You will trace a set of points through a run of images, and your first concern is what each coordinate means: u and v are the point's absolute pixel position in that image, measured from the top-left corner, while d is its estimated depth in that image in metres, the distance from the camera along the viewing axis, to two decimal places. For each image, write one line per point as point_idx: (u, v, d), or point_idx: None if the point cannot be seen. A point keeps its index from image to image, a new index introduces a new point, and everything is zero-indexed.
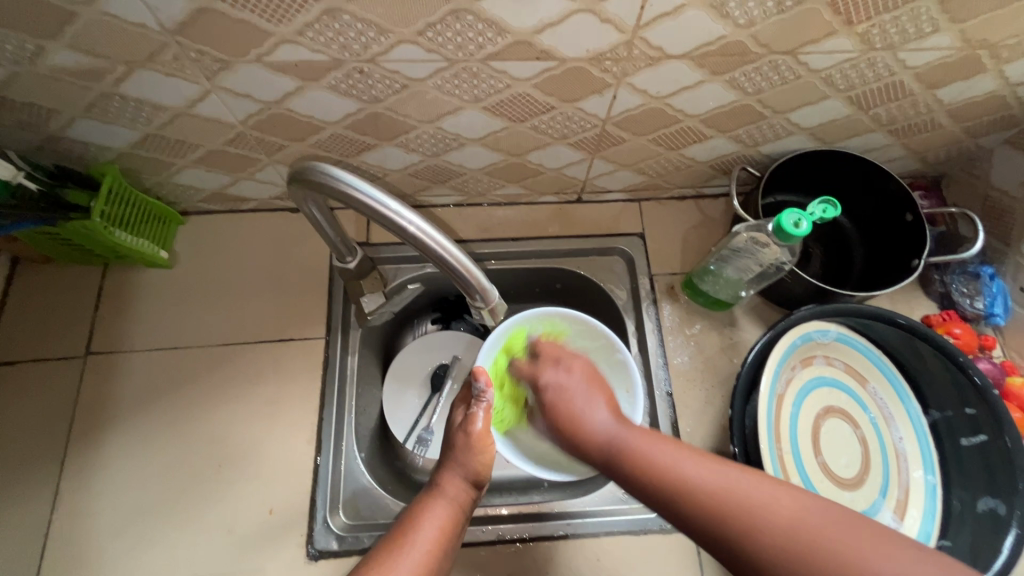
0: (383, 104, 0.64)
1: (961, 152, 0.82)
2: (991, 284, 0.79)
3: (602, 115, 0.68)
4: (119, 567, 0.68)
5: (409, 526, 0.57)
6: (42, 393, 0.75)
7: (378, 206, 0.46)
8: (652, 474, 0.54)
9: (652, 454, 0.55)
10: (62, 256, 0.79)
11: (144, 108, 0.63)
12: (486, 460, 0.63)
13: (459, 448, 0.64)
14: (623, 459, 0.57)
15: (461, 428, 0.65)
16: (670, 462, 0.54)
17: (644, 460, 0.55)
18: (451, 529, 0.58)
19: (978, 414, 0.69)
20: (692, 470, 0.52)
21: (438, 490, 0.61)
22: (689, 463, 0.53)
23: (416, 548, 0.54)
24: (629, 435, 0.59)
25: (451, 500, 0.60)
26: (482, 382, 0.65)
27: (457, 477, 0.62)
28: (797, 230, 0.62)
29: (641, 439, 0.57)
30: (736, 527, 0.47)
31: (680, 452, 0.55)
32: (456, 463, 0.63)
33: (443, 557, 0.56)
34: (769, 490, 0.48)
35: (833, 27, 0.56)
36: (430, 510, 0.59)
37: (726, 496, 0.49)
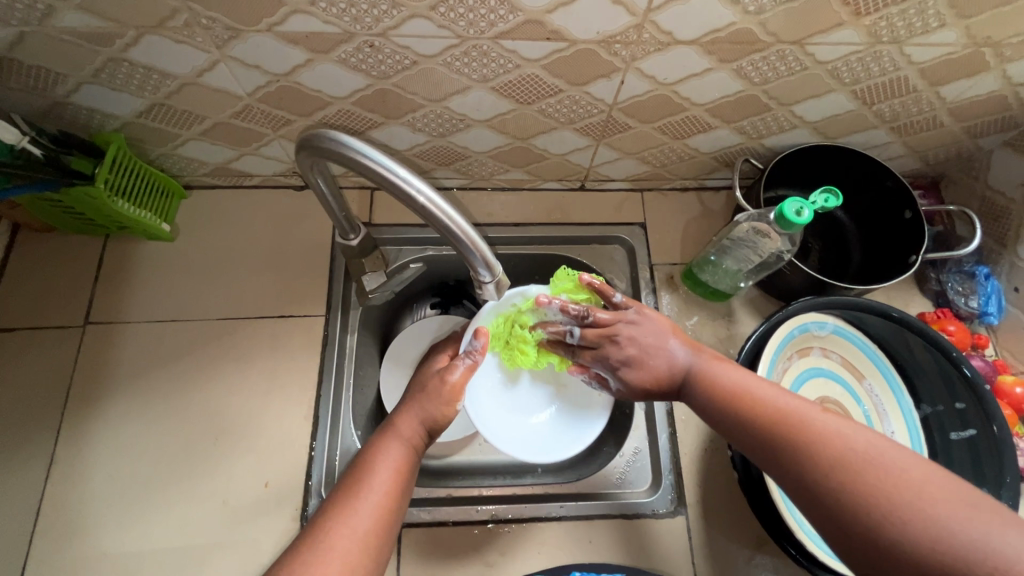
0: (391, 80, 0.64)
1: (961, 153, 0.83)
2: (986, 284, 0.80)
3: (609, 100, 0.68)
4: (113, 534, 0.68)
5: (362, 472, 0.54)
6: (39, 360, 0.75)
7: (387, 173, 0.46)
8: (723, 391, 0.55)
9: (725, 376, 0.56)
10: (62, 224, 0.79)
11: (153, 75, 0.63)
12: (448, 411, 0.62)
13: (425, 393, 0.63)
14: (695, 383, 0.58)
15: (437, 374, 0.64)
16: (741, 382, 0.55)
17: (712, 380, 0.57)
18: (407, 470, 0.56)
19: (967, 408, 0.70)
20: (761, 387, 0.54)
21: (391, 430, 0.59)
22: (762, 385, 0.54)
23: (372, 498, 0.52)
24: (699, 360, 0.59)
25: (404, 441, 0.58)
26: (479, 343, 0.66)
27: (413, 419, 0.60)
28: (799, 219, 0.63)
29: (712, 362, 0.59)
30: (800, 438, 0.48)
31: (750, 376, 0.56)
32: (412, 405, 0.61)
33: (400, 502, 0.54)
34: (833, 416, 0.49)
35: (841, 18, 0.57)
36: (383, 452, 0.56)
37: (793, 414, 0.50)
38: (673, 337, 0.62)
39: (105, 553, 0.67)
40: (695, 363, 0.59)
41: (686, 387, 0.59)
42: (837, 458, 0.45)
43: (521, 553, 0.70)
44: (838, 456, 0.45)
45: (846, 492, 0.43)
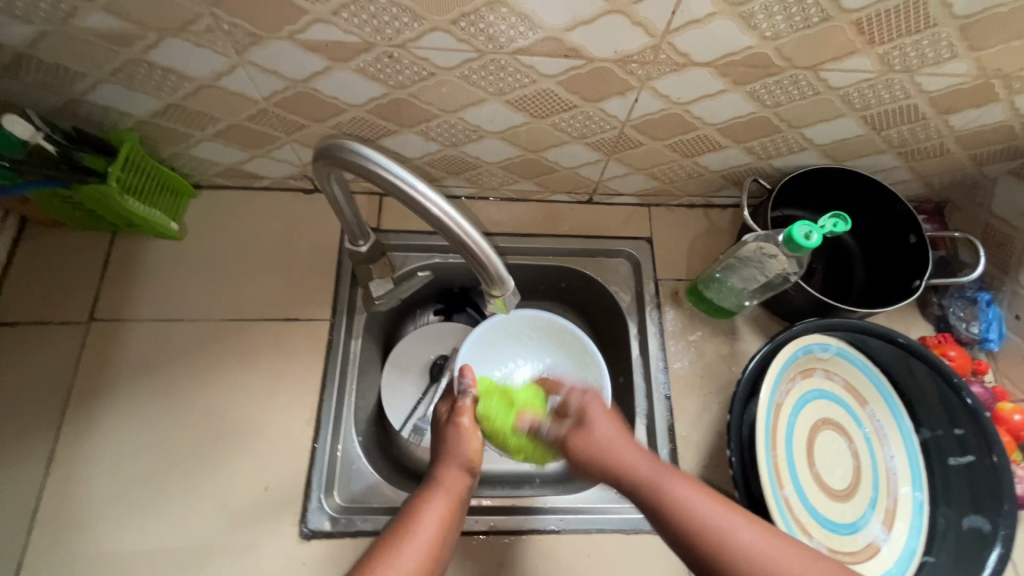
0: (407, 90, 0.64)
1: (965, 180, 0.84)
2: (987, 310, 0.81)
3: (622, 117, 0.68)
4: (111, 534, 0.68)
5: (410, 520, 0.58)
6: (43, 355, 0.75)
7: (404, 185, 0.47)
8: (694, 526, 0.53)
9: (700, 506, 0.54)
10: (70, 220, 0.79)
11: (170, 76, 0.63)
12: (476, 447, 0.65)
13: (450, 440, 0.65)
14: (662, 505, 0.55)
15: (450, 420, 0.67)
16: (713, 513, 0.54)
17: (674, 504, 0.55)
18: (451, 520, 0.59)
19: (966, 434, 0.70)
20: (734, 525, 0.53)
21: (436, 482, 0.62)
22: (732, 519, 0.53)
23: (418, 544, 0.55)
24: (665, 478, 0.57)
25: (449, 491, 0.61)
26: (468, 379, 0.71)
27: (454, 469, 0.63)
28: (808, 242, 0.63)
29: (675, 480, 0.56)
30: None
31: (719, 503, 0.54)
32: (450, 454, 0.64)
33: (444, 548, 0.57)
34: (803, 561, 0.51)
35: (855, 46, 0.58)
36: (429, 502, 0.59)
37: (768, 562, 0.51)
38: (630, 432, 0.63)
39: (102, 553, 0.67)
40: (663, 479, 0.57)
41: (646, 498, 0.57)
42: None
43: (519, 566, 0.70)
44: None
45: None
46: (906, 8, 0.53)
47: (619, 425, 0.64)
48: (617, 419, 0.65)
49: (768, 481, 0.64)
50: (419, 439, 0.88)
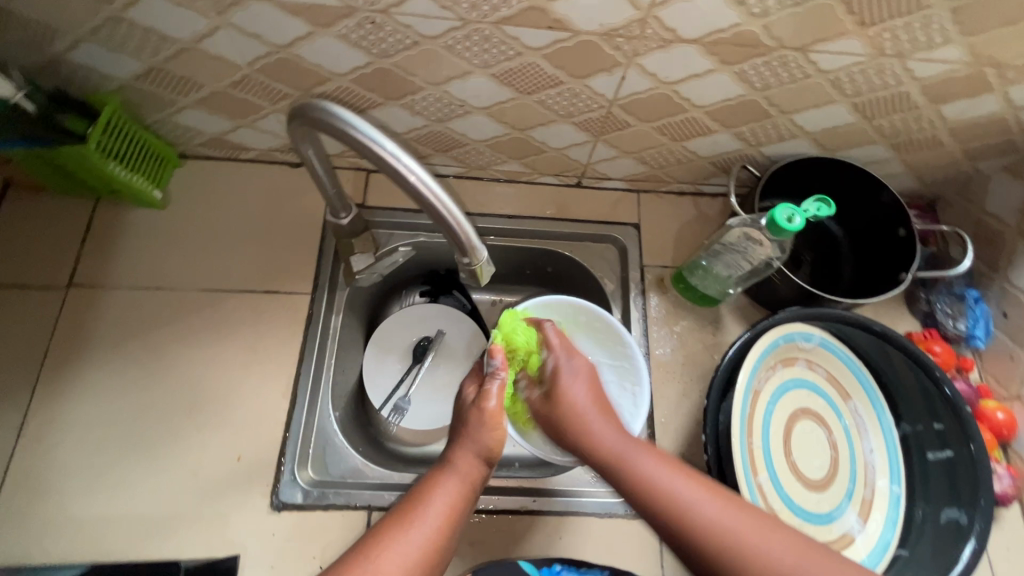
0: (391, 59, 0.63)
1: (958, 175, 0.83)
2: (975, 307, 0.80)
3: (609, 95, 0.68)
4: (80, 498, 0.68)
5: (421, 499, 0.58)
6: (20, 318, 0.75)
7: (374, 146, 0.46)
8: (657, 494, 0.58)
9: (660, 479, 0.59)
10: (52, 184, 0.78)
11: (151, 37, 0.62)
12: (498, 437, 0.63)
13: (472, 424, 0.64)
14: (626, 474, 0.60)
15: (475, 405, 0.65)
16: (671, 484, 0.58)
17: (642, 472, 0.60)
18: (461, 505, 0.59)
19: (946, 429, 0.70)
20: (689, 493, 0.57)
21: (450, 466, 0.61)
22: (688, 487, 0.57)
23: (427, 522, 0.55)
24: (632, 452, 0.62)
25: (462, 477, 0.60)
26: (497, 361, 0.67)
27: (469, 453, 0.62)
28: (790, 225, 0.62)
29: (640, 454, 0.61)
30: (728, 555, 0.53)
31: (677, 473, 0.59)
32: (469, 439, 0.63)
33: (455, 531, 0.57)
34: (755, 524, 0.55)
35: (846, 27, 0.57)
36: (441, 486, 0.59)
37: (729, 535, 0.54)
38: (600, 404, 0.68)
39: (71, 516, 0.67)
40: (629, 454, 0.61)
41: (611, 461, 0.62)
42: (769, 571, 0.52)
43: (490, 544, 0.70)
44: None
45: None
46: None
47: (591, 390, 0.69)
48: (596, 383, 0.70)
49: (741, 467, 0.63)
50: (399, 418, 0.87)
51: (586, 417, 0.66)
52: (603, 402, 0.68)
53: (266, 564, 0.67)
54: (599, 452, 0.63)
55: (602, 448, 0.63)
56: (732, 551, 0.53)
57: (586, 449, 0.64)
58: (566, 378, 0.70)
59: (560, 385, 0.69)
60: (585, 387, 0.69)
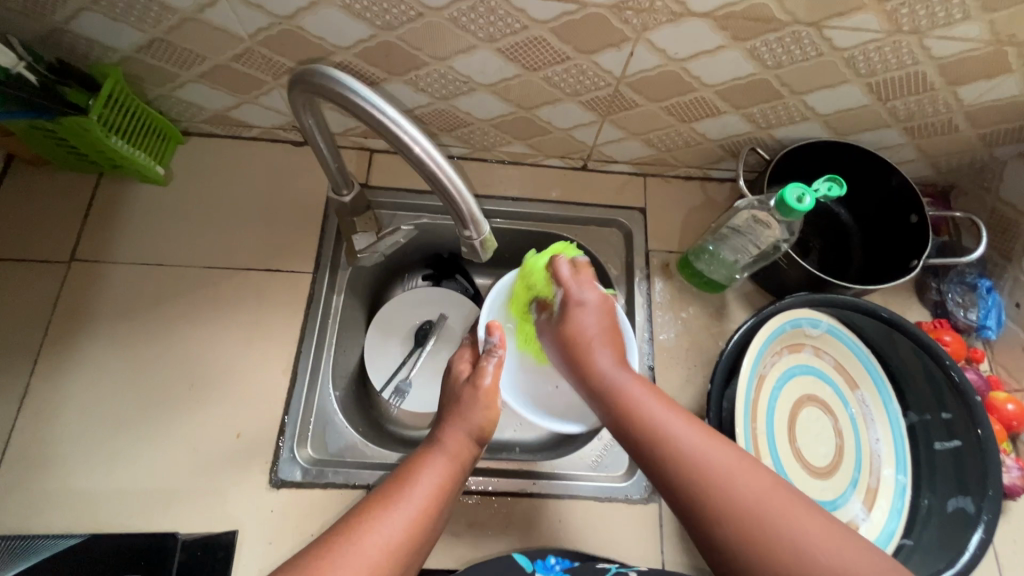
0: (396, 32, 0.62)
1: (973, 162, 0.81)
2: (987, 297, 0.79)
3: (617, 72, 0.66)
4: (80, 471, 0.68)
5: (409, 475, 0.57)
6: (22, 291, 0.74)
7: (376, 112, 0.45)
8: (640, 420, 0.57)
9: (645, 407, 0.58)
10: (55, 158, 0.78)
11: (154, 6, 0.62)
12: (491, 417, 0.64)
13: (465, 401, 0.64)
14: (616, 406, 0.60)
15: (470, 382, 0.66)
16: (657, 417, 0.57)
17: (630, 401, 0.59)
18: (450, 484, 0.58)
19: (954, 418, 0.69)
20: (674, 427, 0.55)
21: (439, 445, 0.61)
22: (674, 422, 0.56)
23: (414, 501, 0.54)
24: (625, 384, 0.61)
25: (451, 457, 0.60)
26: (495, 338, 0.68)
27: (460, 433, 0.62)
28: (800, 205, 0.61)
29: (631, 385, 0.61)
30: (705, 490, 0.50)
31: (669, 409, 0.58)
32: (460, 417, 0.63)
33: (441, 512, 0.56)
34: (741, 463, 0.52)
35: (862, 1, 0.55)
36: (430, 464, 0.59)
37: (703, 463, 0.52)
38: (607, 341, 0.66)
39: (71, 488, 0.67)
40: (620, 387, 0.61)
41: (603, 391, 0.62)
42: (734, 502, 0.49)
43: (488, 526, 0.69)
44: (740, 515, 0.48)
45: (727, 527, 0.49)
46: None
47: (600, 325, 0.68)
48: (607, 314, 0.69)
49: (745, 452, 0.62)
50: (400, 400, 0.86)
51: (592, 346, 0.66)
52: (615, 341, 0.67)
53: (264, 541, 0.67)
54: (596, 384, 0.63)
55: (598, 379, 0.63)
56: (710, 488, 0.50)
57: (585, 381, 0.65)
58: (572, 308, 0.69)
59: (565, 317, 0.69)
60: (593, 313, 0.68)
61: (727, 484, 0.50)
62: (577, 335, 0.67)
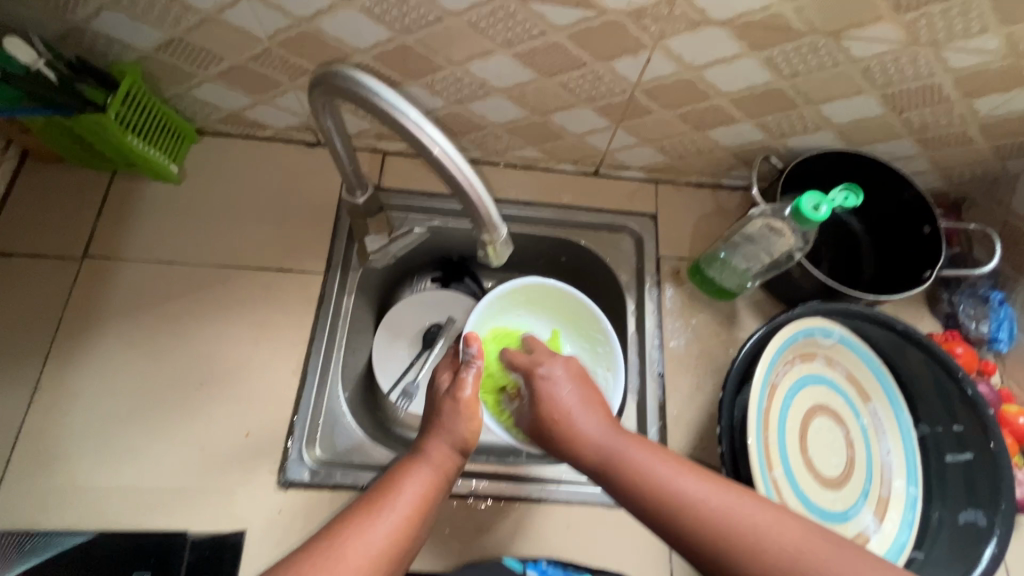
0: (414, 36, 0.63)
1: (985, 174, 0.80)
2: (998, 310, 0.78)
3: (633, 79, 0.67)
4: (88, 467, 0.68)
5: (392, 484, 0.56)
6: (35, 286, 0.75)
7: (396, 113, 0.45)
8: (651, 490, 0.52)
9: (652, 470, 0.53)
10: (70, 155, 0.78)
11: (175, 6, 0.62)
12: (474, 428, 0.62)
13: (445, 414, 0.62)
14: (619, 472, 0.54)
15: (449, 395, 0.63)
16: (669, 477, 0.52)
17: (634, 469, 0.53)
18: (433, 495, 0.57)
19: (966, 431, 0.69)
20: (692, 487, 0.51)
21: (423, 456, 0.59)
22: (689, 481, 0.52)
23: (398, 508, 0.54)
24: (623, 446, 0.55)
25: (436, 467, 0.59)
26: (473, 349, 0.66)
27: (441, 444, 0.60)
28: (816, 215, 0.62)
29: (630, 448, 0.55)
30: (740, 553, 0.47)
31: (675, 466, 0.53)
32: (442, 431, 0.61)
33: (424, 520, 0.55)
34: (768, 515, 0.49)
35: (881, 12, 0.55)
36: (411, 475, 0.57)
37: (733, 523, 0.49)
38: (589, 404, 0.59)
39: (79, 484, 0.67)
40: (619, 449, 0.55)
41: (597, 459, 0.56)
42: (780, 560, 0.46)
43: (496, 531, 0.69)
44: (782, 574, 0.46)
45: None
46: None
47: (578, 391, 0.61)
48: (583, 381, 0.63)
49: (757, 461, 0.62)
50: (407, 403, 0.85)
51: (574, 417, 0.58)
52: (598, 400, 0.60)
53: (272, 541, 0.66)
54: (587, 453, 0.56)
55: (590, 446, 0.56)
56: (747, 550, 0.47)
57: (574, 451, 0.57)
58: (539, 384, 0.62)
59: (537, 392, 0.61)
60: (568, 385, 0.61)
61: (766, 544, 0.47)
62: (557, 407, 0.59)
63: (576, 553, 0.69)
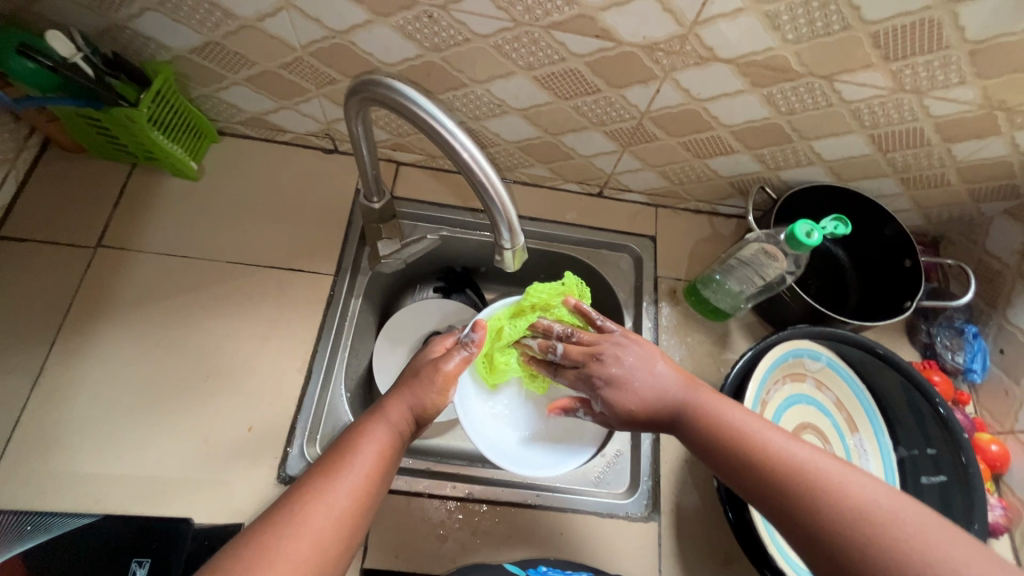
0: (441, 54, 0.67)
1: (961, 215, 0.86)
2: (973, 342, 0.82)
3: (642, 107, 0.71)
4: (86, 453, 0.68)
5: (348, 446, 0.53)
6: (46, 272, 0.76)
7: (435, 124, 0.49)
8: (723, 432, 0.54)
9: (723, 415, 0.55)
10: (93, 147, 0.80)
11: (216, 12, 0.66)
12: (439, 400, 0.60)
13: (420, 378, 0.61)
14: (691, 417, 0.57)
15: (433, 362, 0.62)
16: (741, 424, 0.54)
17: (711, 416, 0.56)
18: (390, 457, 0.55)
19: (939, 453, 0.73)
20: (779, 441, 0.51)
21: (380, 413, 0.57)
22: (779, 437, 0.52)
23: (357, 469, 0.51)
24: (694, 395, 0.58)
25: (392, 426, 0.57)
26: (477, 334, 0.64)
27: (403, 404, 0.59)
28: (809, 240, 0.67)
29: (705, 397, 0.57)
30: (814, 502, 0.46)
31: (751, 416, 0.55)
32: (408, 393, 0.59)
33: (383, 481, 0.53)
34: (840, 467, 0.48)
35: (871, 60, 0.61)
36: (369, 434, 0.55)
37: (798, 467, 0.48)
38: (653, 356, 0.61)
39: (76, 471, 0.67)
40: (691, 397, 0.58)
41: (678, 421, 0.58)
42: (855, 511, 0.44)
43: (491, 536, 0.70)
44: (856, 520, 0.43)
45: (855, 541, 0.43)
46: (921, 26, 0.57)
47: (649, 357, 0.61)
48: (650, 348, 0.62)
49: None
50: None
51: (648, 379, 0.59)
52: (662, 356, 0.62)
53: None
54: (663, 403, 0.58)
55: (663, 399, 0.58)
56: (807, 491, 0.46)
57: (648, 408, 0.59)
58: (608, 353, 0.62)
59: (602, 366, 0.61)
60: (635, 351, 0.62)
61: (834, 490, 0.46)
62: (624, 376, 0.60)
63: (570, 559, 0.70)
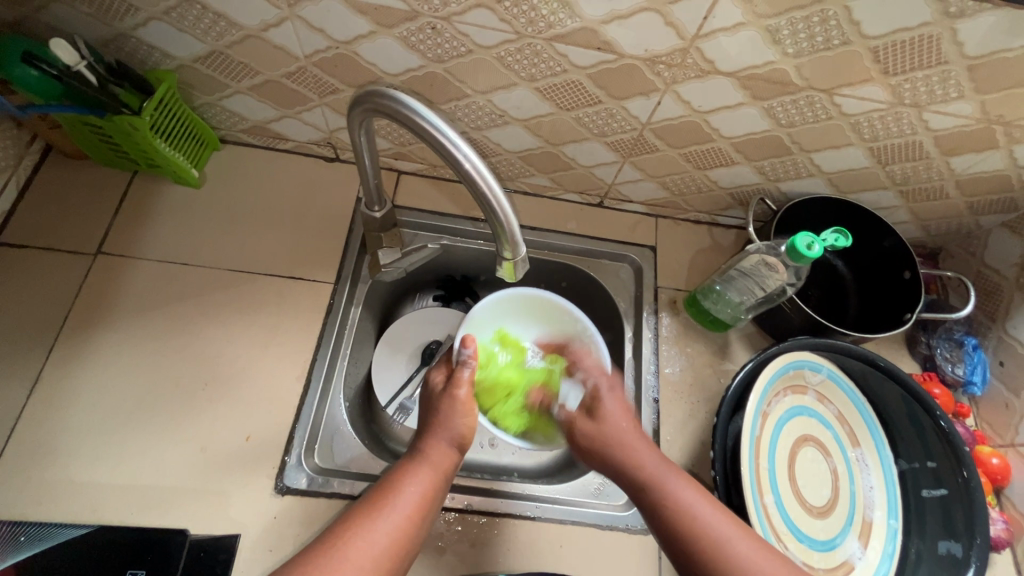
0: (444, 65, 0.68)
1: (960, 228, 0.86)
2: (973, 354, 0.83)
3: (643, 118, 0.72)
4: (81, 462, 0.67)
5: (392, 487, 0.57)
6: (45, 278, 0.75)
7: (438, 135, 0.49)
8: (684, 525, 0.58)
9: (686, 503, 0.59)
10: (96, 154, 0.81)
11: (220, 22, 0.66)
12: (469, 424, 0.65)
13: (444, 411, 0.65)
14: (657, 502, 0.61)
15: (447, 391, 0.66)
16: (703, 517, 0.58)
17: (676, 503, 0.60)
18: (433, 496, 0.58)
19: (940, 467, 0.73)
20: (734, 539, 0.57)
21: (423, 454, 0.61)
22: (734, 534, 0.57)
23: (398, 509, 0.55)
24: (664, 481, 0.62)
25: (434, 466, 0.60)
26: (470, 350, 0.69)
27: (442, 443, 0.62)
28: (810, 252, 0.67)
29: (675, 483, 0.61)
30: None
31: (710, 507, 0.59)
32: (443, 427, 0.63)
33: (423, 522, 0.56)
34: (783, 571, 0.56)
35: (870, 74, 0.62)
36: (411, 475, 0.58)
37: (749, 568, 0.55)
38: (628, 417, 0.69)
39: (71, 479, 0.66)
40: (662, 481, 0.62)
41: (644, 497, 0.62)
42: None
43: (490, 547, 0.69)
44: None
45: None
46: (920, 41, 0.57)
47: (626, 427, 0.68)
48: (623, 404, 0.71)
49: (749, 488, 0.65)
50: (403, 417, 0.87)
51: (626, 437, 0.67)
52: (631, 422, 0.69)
53: (264, 549, 0.65)
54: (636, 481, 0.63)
55: (637, 477, 0.63)
56: None
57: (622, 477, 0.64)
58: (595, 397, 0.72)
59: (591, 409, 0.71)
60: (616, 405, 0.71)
61: None
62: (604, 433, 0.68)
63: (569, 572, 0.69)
